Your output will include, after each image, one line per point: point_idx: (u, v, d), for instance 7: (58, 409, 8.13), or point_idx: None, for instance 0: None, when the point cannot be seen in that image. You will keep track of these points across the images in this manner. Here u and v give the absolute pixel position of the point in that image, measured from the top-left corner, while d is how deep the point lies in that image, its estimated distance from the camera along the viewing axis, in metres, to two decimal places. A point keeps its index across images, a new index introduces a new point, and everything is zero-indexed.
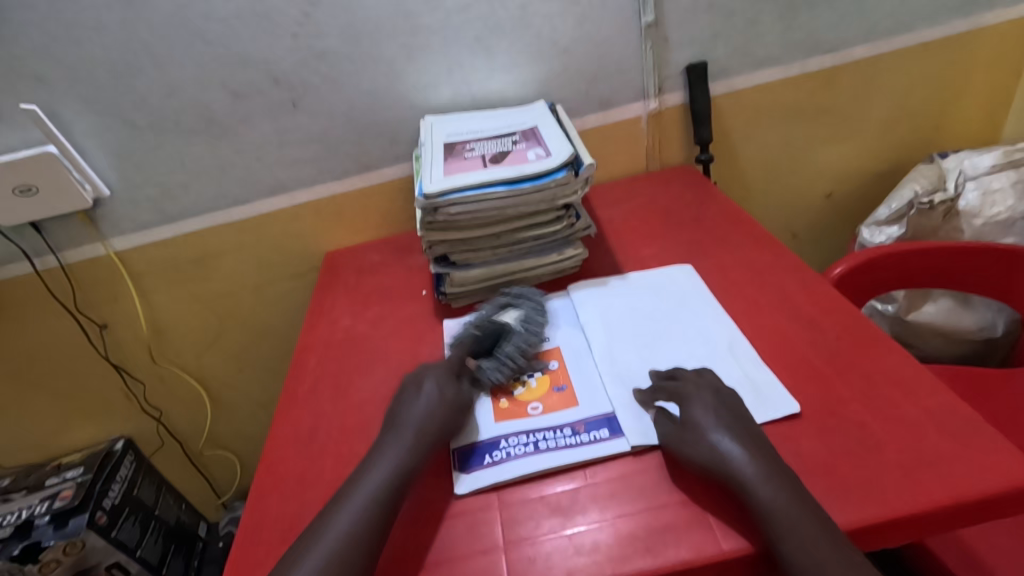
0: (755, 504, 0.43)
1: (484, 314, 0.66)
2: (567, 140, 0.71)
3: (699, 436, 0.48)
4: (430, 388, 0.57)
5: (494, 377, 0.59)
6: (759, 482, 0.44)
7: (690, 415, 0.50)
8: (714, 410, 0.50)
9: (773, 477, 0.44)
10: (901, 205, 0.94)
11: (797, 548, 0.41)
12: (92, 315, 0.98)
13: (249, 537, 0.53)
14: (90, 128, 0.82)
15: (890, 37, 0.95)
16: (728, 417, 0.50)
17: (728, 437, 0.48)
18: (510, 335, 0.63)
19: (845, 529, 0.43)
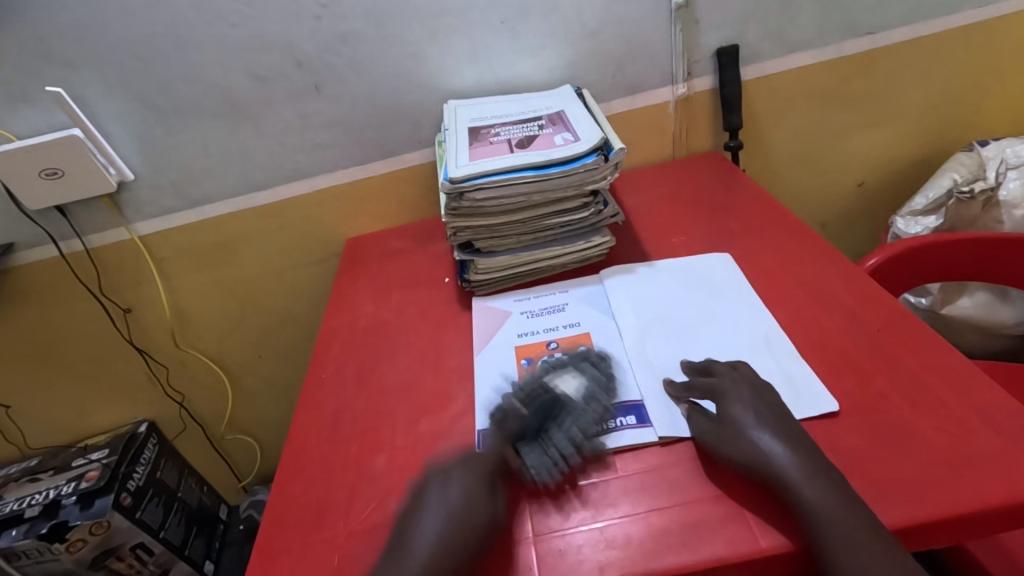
0: (800, 504, 0.42)
1: (536, 379, 0.57)
2: (596, 124, 0.70)
3: (738, 434, 0.47)
4: (455, 485, 0.48)
5: (540, 478, 0.49)
6: (803, 481, 0.43)
7: (730, 412, 0.49)
8: (753, 407, 0.49)
9: (816, 476, 0.43)
10: (939, 194, 0.91)
11: (838, 545, 0.40)
12: (116, 299, 0.99)
13: (274, 523, 0.53)
14: (114, 111, 0.82)
15: (931, 19, 0.91)
16: (768, 414, 0.48)
17: (769, 436, 0.46)
18: (563, 416, 0.52)
19: (889, 528, 0.42)
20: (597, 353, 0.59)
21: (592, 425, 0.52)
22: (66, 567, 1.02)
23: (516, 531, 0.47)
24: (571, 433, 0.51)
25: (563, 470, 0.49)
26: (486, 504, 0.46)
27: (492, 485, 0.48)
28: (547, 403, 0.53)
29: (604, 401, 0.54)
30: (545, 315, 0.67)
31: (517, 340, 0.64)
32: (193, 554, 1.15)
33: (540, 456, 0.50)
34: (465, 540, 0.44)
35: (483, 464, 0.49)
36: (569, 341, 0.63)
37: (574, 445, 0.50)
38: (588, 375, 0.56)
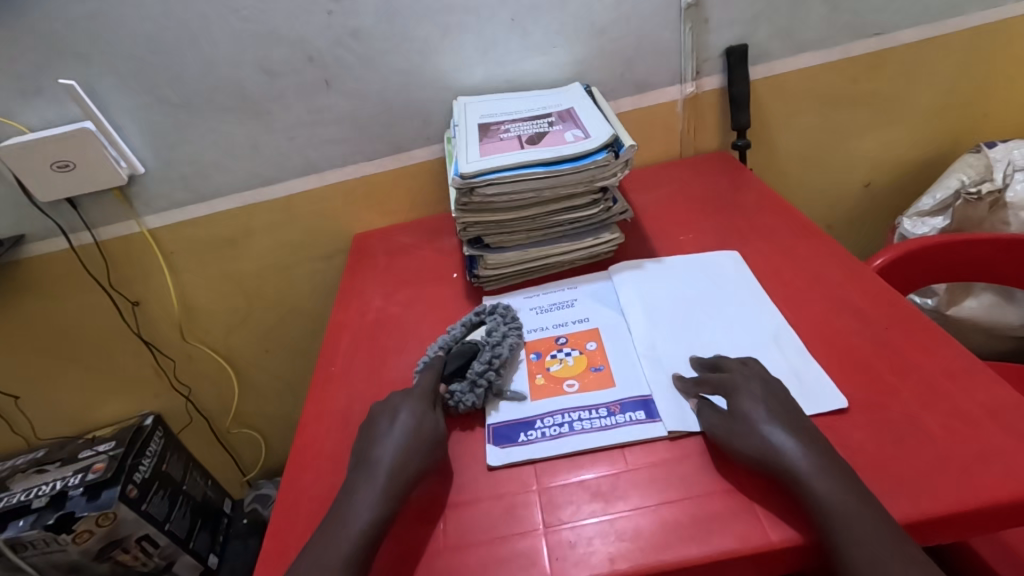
0: (813, 497, 0.42)
1: (453, 333, 0.64)
2: (606, 121, 0.70)
3: (750, 428, 0.47)
4: (405, 417, 0.53)
5: (466, 401, 0.56)
6: (815, 475, 0.43)
7: (740, 407, 0.49)
8: (764, 402, 0.49)
9: (828, 470, 0.43)
10: (946, 195, 0.92)
11: (852, 542, 0.40)
12: (124, 292, 0.99)
13: (285, 513, 0.53)
14: (126, 105, 0.83)
15: (940, 20, 0.91)
16: (779, 409, 0.48)
17: (780, 430, 0.46)
18: (479, 351, 0.60)
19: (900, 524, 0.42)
20: (494, 303, 0.66)
21: (501, 351, 0.60)
22: (72, 558, 1.03)
23: (526, 523, 0.47)
24: (484, 362, 0.59)
25: (483, 393, 0.57)
26: (431, 425, 0.52)
27: (431, 411, 0.54)
28: (462, 348, 0.61)
29: (508, 335, 0.62)
30: (554, 311, 0.67)
31: (526, 335, 0.65)
32: (198, 547, 1.15)
33: (464, 384, 0.57)
34: (421, 449, 0.50)
35: (421, 397, 0.55)
36: (578, 337, 0.63)
37: (489, 370, 0.58)
38: (498, 321, 0.64)
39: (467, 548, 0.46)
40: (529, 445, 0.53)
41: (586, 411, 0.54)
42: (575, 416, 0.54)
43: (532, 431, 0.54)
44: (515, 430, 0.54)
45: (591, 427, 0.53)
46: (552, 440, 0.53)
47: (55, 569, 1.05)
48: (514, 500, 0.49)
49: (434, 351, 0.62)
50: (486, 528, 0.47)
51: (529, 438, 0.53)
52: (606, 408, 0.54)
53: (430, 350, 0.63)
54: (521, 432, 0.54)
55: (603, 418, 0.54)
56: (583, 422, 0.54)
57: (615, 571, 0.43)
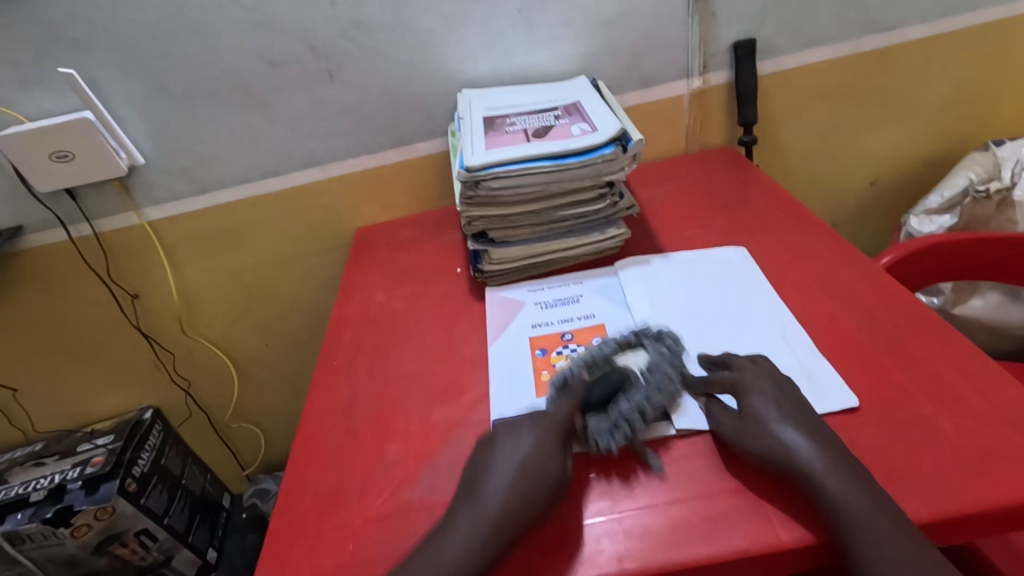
0: (824, 495, 0.42)
1: (603, 348, 0.56)
2: (613, 115, 0.69)
3: (761, 427, 0.47)
4: (525, 440, 0.49)
5: (604, 443, 0.49)
6: (827, 474, 0.43)
7: (751, 405, 0.49)
8: (775, 401, 0.48)
9: (839, 469, 0.43)
10: (954, 194, 0.90)
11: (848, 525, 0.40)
12: (124, 284, 0.98)
13: (287, 509, 0.52)
14: (126, 94, 0.82)
15: (950, 16, 0.90)
16: (790, 408, 0.48)
17: (791, 429, 0.46)
18: (632, 387, 0.52)
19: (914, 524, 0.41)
20: (660, 330, 0.57)
21: (656, 400, 0.51)
22: (70, 552, 1.02)
23: None
24: (635, 405, 0.51)
25: (627, 443, 0.49)
26: (554, 469, 0.47)
27: (555, 449, 0.48)
28: (614, 373, 0.53)
29: (665, 370, 0.53)
30: (559, 307, 0.67)
31: (531, 331, 0.64)
32: (197, 542, 1.15)
33: (605, 425, 0.50)
34: (533, 483, 0.46)
35: (550, 429, 0.49)
36: (584, 332, 0.62)
37: (636, 420, 0.50)
38: (659, 352, 0.55)
39: None
40: None
41: None
42: None
43: None
44: None
45: None
46: None
47: (53, 562, 1.04)
48: None
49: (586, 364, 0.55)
50: None
51: None
52: None
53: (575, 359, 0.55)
54: None
55: None
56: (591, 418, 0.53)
57: (621, 570, 0.42)
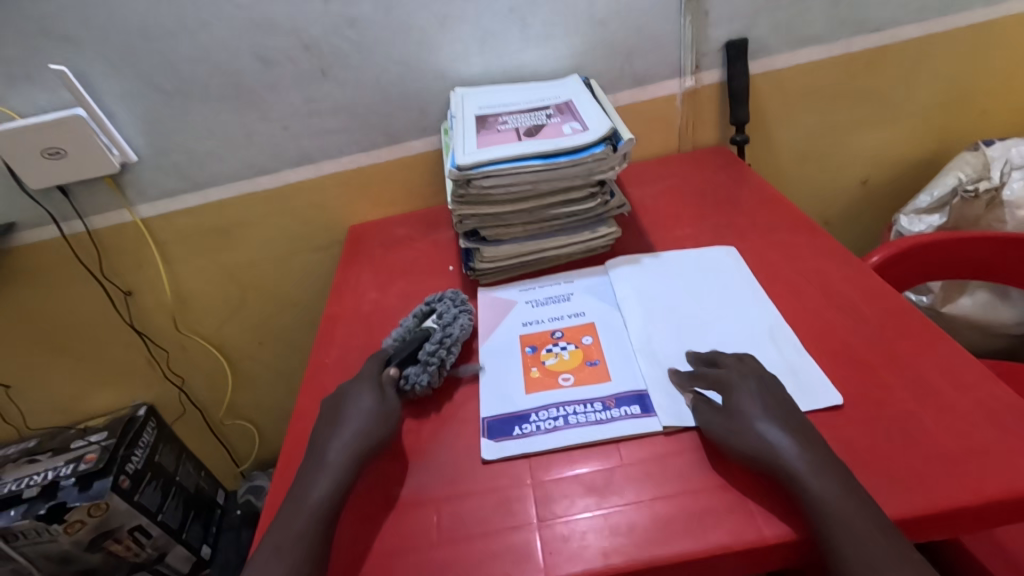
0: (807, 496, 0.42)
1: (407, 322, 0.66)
2: (604, 114, 0.69)
3: (745, 425, 0.47)
4: (358, 399, 0.54)
5: (419, 382, 0.57)
6: (811, 476, 0.43)
7: (737, 403, 0.49)
8: (760, 400, 0.49)
9: (822, 471, 0.43)
10: (943, 193, 0.91)
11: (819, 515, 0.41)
12: (117, 281, 0.98)
13: (278, 505, 0.53)
14: (118, 91, 0.81)
15: (940, 17, 0.91)
16: (776, 407, 0.48)
17: (775, 427, 0.46)
18: (431, 336, 0.61)
19: (896, 519, 0.42)
20: (442, 295, 0.67)
21: (451, 334, 0.61)
22: (64, 548, 1.02)
23: (520, 517, 0.47)
24: (435, 344, 0.60)
25: (437, 374, 0.58)
26: (388, 403, 0.54)
27: (382, 391, 0.55)
28: (413, 335, 0.62)
29: (449, 316, 0.63)
30: (549, 305, 0.67)
31: (521, 329, 0.64)
32: (190, 538, 1.16)
33: (417, 369, 0.58)
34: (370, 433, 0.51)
35: (367, 381, 0.56)
36: (573, 331, 0.63)
37: (439, 354, 0.59)
38: (447, 305, 0.66)
39: (460, 541, 0.46)
40: (523, 439, 0.52)
41: (581, 405, 0.54)
42: (570, 410, 0.54)
43: (527, 425, 0.54)
44: (510, 423, 0.54)
45: (584, 421, 0.53)
46: (546, 434, 0.52)
47: (47, 559, 1.04)
48: (507, 494, 0.49)
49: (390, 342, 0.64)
50: (479, 520, 0.47)
51: (524, 431, 0.53)
52: (602, 402, 0.54)
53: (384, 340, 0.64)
54: (516, 426, 0.54)
55: (598, 411, 0.53)
56: (579, 416, 0.53)
57: (608, 565, 0.43)
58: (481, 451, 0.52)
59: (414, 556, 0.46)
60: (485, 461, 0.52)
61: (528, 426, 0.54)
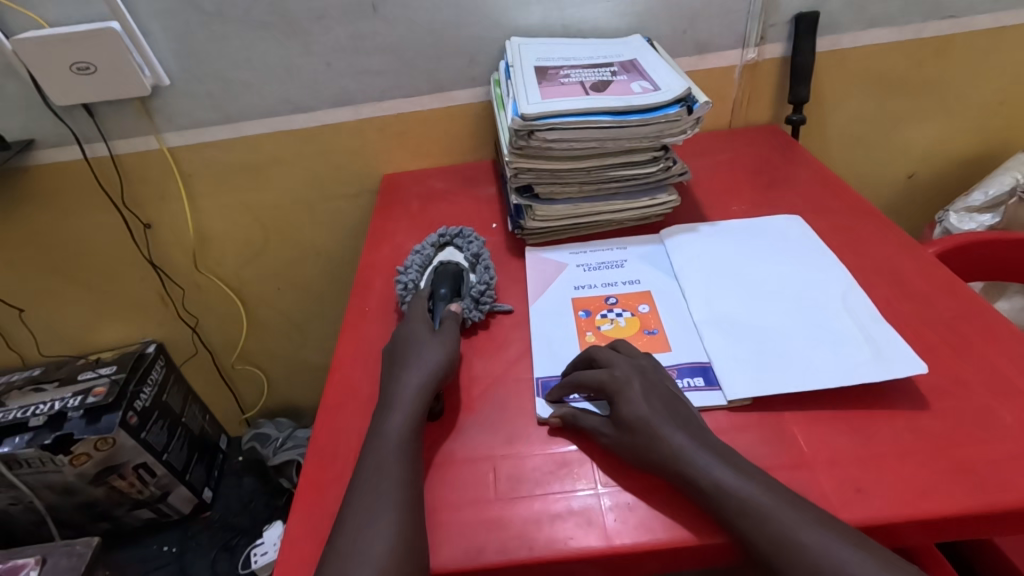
0: (714, 494, 0.41)
1: (428, 260, 0.66)
2: (676, 75, 0.66)
3: (644, 435, 0.45)
4: (414, 354, 0.53)
5: (473, 317, 0.59)
6: (713, 468, 0.42)
7: (625, 408, 0.47)
8: (648, 403, 0.47)
9: (722, 465, 0.43)
10: (1000, 193, 0.89)
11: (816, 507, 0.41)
12: (137, 212, 0.95)
13: (321, 450, 0.51)
14: (154, 8, 0.76)
15: (1018, 8, 0.87)
16: (664, 409, 0.47)
17: (669, 432, 0.45)
18: (466, 273, 0.63)
19: (978, 513, 0.41)
20: (458, 229, 0.69)
21: (486, 260, 0.65)
22: (67, 480, 1.01)
23: (579, 482, 0.46)
24: (477, 278, 0.63)
25: (488, 304, 0.61)
26: (450, 336, 0.55)
27: (440, 327, 0.56)
28: (445, 268, 0.63)
29: (478, 250, 0.66)
30: (602, 270, 0.65)
31: (573, 293, 0.62)
32: (194, 480, 1.15)
33: (469, 303, 0.60)
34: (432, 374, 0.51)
35: (423, 320, 0.57)
36: (629, 298, 0.61)
37: (486, 288, 0.61)
38: (464, 241, 0.68)
39: (517, 500, 0.45)
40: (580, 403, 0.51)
41: None
42: None
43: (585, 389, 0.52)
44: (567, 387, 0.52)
45: None
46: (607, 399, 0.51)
47: (49, 489, 1.03)
48: (567, 458, 0.47)
49: (421, 276, 0.64)
50: (537, 481, 0.46)
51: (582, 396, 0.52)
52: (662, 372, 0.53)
53: (412, 274, 0.64)
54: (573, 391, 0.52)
55: None
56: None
57: (673, 536, 0.42)
58: (537, 411, 0.51)
59: (471, 512, 0.44)
60: (540, 421, 0.50)
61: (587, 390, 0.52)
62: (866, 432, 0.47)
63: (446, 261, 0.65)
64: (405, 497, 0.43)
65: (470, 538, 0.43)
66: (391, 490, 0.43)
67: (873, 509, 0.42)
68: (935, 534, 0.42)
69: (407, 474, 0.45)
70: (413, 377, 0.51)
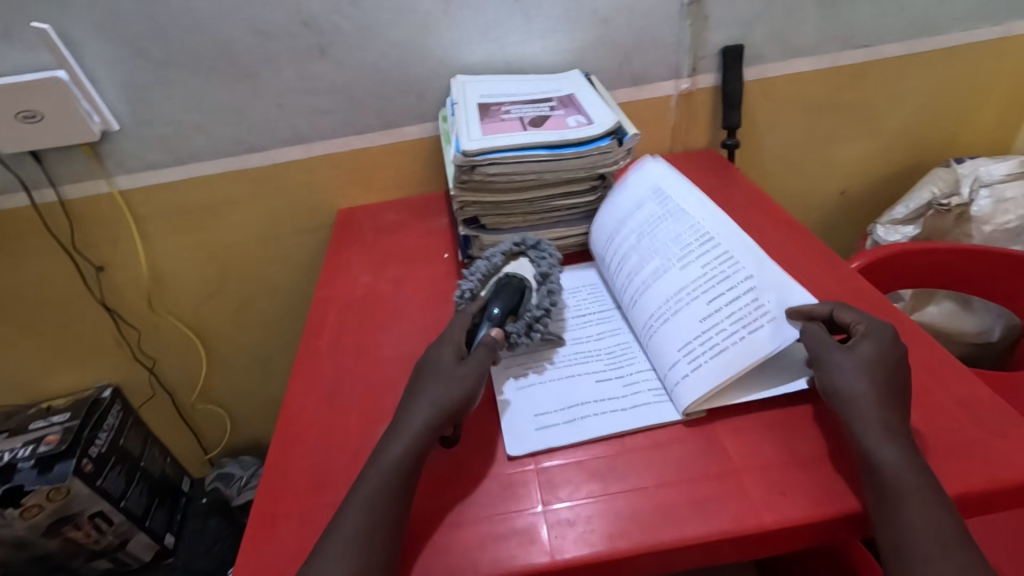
0: (876, 469, 0.43)
1: (497, 265, 0.65)
2: (609, 108, 0.70)
3: (843, 373, 0.48)
4: (426, 390, 0.51)
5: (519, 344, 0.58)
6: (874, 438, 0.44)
7: (860, 351, 0.49)
8: (878, 359, 0.48)
9: (889, 444, 0.44)
10: (919, 205, 0.95)
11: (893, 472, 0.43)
12: (89, 255, 0.94)
13: (271, 487, 0.52)
14: (102, 56, 0.77)
15: (923, 37, 0.95)
16: (886, 369, 0.48)
17: (872, 380, 0.47)
18: (528, 293, 0.61)
19: None
20: (535, 239, 0.67)
21: (551, 284, 0.63)
22: (18, 534, 0.98)
23: (523, 502, 0.48)
24: (537, 300, 0.61)
25: (539, 333, 0.59)
26: (476, 368, 0.53)
27: (471, 355, 0.54)
28: (508, 282, 0.61)
29: (547, 269, 0.64)
30: None
31: None
32: (154, 526, 1.12)
33: (521, 327, 0.59)
34: (439, 413, 0.49)
35: (456, 343, 0.55)
36: (577, 329, 0.64)
37: (542, 314, 0.60)
38: (538, 255, 0.66)
39: (462, 525, 0.46)
40: (538, 433, 0.52)
41: (592, 401, 0.55)
42: (583, 407, 0.55)
43: (542, 419, 0.54)
44: (523, 421, 0.54)
45: (597, 413, 0.54)
46: (565, 426, 0.53)
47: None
48: (511, 480, 0.49)
49: (481, 286, 0.63)
50: (482, 505, 0.47)
51: (539, 424, 0.53)
52: (612, 398, 0.55)
53: (473, 284, 0.63)
54: (532, 422, 0.53)
55: (609, 406, 0.54)
56: (743, 317, 0.54)
57: (613, 548, 0.44)
58: (505, 446, 0.52)
59: (418, 539, 0.46)
60: (511, 456, 0.51)
61: (543, 419, 0.54)
62: (789, 438, 0.50)
63: (512, 274, 0.63)
64: (384, 520, 0.44)
65: (416, 564, 0.44)
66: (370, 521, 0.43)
67: (797, 511, 0.45)
68: (853, 527, 0.45)
69: (396, 506, 0.45)
70: (419, 407, 0.50)
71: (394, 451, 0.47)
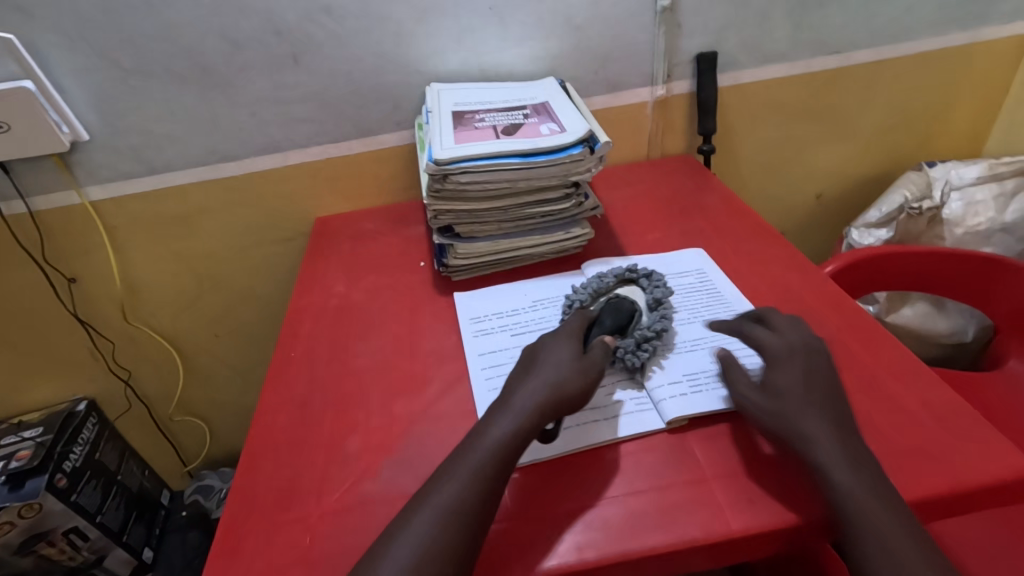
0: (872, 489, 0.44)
1: (608, 284, 0.64)
2: (581, 116, 0.71)
3: (786, 411, 0.49)
4: (544, 371, 0.53)
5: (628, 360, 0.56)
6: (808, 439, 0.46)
7: (780, 378, 0.52)
8: (802, 379, 0.51)
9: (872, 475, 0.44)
10: (892, 209, 0.97)
11: (847, 480, 0.44)
12: (60, 267, 0.92)
13: (240, 503, 0.51)
14: (70, 66, 0.76)
15: (893, 43, 0.96)
16: (812, 387, 0.51)
17: (808, 414, 0.48)
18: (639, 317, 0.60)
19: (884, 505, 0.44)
20: (648, 270, 0.66)
21: (664, 306, 0.61)
22: None
23: None
24: (649, 322, 0.60)
25: (649, 352, 0.57)
26: (594, 362, 0.53)
27: (590, 350, 0.55)
28: (621, 301, 0.61)
29: (660, 295, 0.62)
30: (530, 311, 0.67)
31: (510, 337, 0.64)
32: (132, 541, 1.10)
33: (630, 344, 0.57)
34: (553, 395, 0.50)
35: (573, 337, 0.56)
36: None
37: (653, 335, 0.58)
38: (653, 288, 0.63)
39: None
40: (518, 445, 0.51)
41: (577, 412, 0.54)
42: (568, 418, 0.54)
43: None
44: None
45: (580, 425, 0.53)
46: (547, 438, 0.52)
47: None
48: None
49: (592, 301, 0.64)
50: None
51: None
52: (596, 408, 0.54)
53: (583, 296, 0.64)
54: None
55: (594, 417, 0.54)
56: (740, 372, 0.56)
57: (582, 559, 0.44)
58: None
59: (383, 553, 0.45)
60: None
61: None
62: (758, 444, 0.50)
63: (625, 296, 0.62)
64: (478, 500, 0.45)
65: None
66: (457, 502, 0.44)
67: (766, 519, 0.45)
68: (819, 532, 0.46)
69: (490, 489, 0.45)
70: (534, 384, 0.51)
71: (494, 429, 0.48)
